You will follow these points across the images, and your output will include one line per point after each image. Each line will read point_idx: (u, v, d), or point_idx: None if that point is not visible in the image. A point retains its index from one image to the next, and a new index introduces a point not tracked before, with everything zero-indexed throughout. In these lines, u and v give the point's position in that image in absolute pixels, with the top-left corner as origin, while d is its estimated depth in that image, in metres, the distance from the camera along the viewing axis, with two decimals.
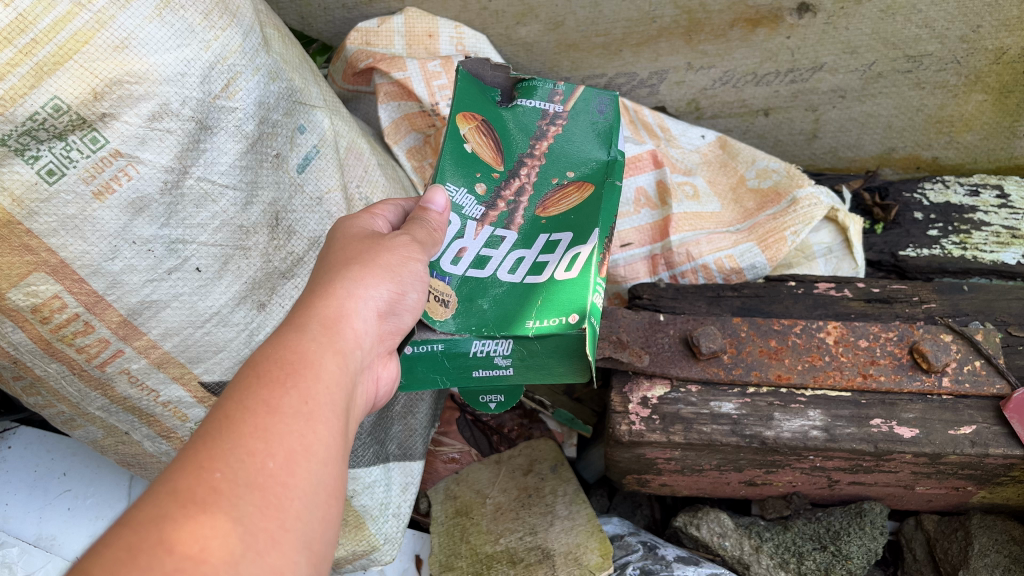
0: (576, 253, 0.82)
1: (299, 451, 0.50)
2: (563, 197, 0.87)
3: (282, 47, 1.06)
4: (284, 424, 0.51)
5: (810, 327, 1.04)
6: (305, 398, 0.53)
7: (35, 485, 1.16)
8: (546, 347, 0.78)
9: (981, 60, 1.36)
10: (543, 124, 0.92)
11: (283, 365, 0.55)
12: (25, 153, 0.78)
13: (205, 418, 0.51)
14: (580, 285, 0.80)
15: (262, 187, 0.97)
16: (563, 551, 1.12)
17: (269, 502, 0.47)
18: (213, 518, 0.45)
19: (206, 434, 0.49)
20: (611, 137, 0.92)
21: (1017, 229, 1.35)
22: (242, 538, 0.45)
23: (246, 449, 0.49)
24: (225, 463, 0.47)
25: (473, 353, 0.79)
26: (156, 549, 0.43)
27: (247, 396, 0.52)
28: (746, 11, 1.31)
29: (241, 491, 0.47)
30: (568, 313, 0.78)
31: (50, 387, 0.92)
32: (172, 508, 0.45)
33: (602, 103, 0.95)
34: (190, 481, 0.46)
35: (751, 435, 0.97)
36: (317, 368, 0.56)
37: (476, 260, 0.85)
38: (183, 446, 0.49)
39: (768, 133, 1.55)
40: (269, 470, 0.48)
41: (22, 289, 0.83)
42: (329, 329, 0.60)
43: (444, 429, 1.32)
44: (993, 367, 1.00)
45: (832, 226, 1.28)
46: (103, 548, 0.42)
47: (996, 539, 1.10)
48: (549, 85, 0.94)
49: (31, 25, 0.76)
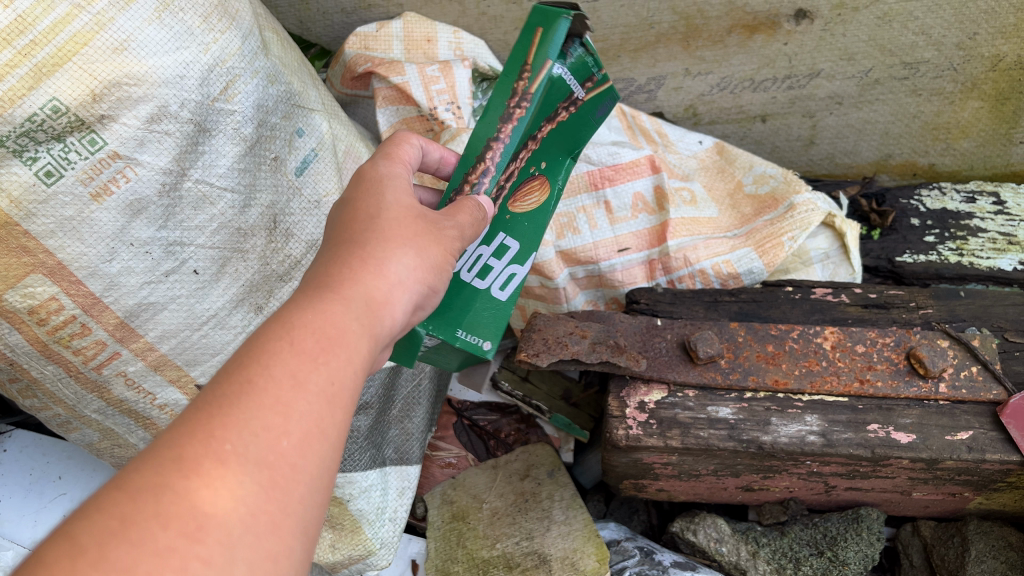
0: (513, 273, 0.86)
1: (314, 434, 0.50)
2: (527, 192, 0.87)
3: (281, 50, 1.07)
4: (305, 403, 0.50)
5: (807, 332, 1.04)
6: (331, 379, 0.53)
7: (30, 488, 1.15)
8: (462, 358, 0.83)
9: (978, 67, 1.37)
10: (561, 106, 0.82)
11: (318, 338, 0.53)
12: (23, 155, 0.79)
13: (226, 380, 0.50)
14: (504, 308, 0.85)
15: (260, 190, 0.98)
16: (559, 556, 1.12)
17: (274, 484, 0.47)
18: (213, 494, 0.44)
19: (224, 400, 0.48)
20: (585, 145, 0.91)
21: (1014, 236, 1.35)
22: (242, 519, 0.45)
23: (261, 424, 0.48)
24: (237, 435, 0.47)
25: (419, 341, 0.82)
26: (151, 520, 0.42)
27: (276, 365, 0.51)
28: (744, 17, 1.32)
29: (248, 468, 0.46)
30: (483, 339, 0.83)
31: (46, 390, 0.92)
32: (173, 477, 0.44)
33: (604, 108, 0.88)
34: (198, 450, 0.46)
35: (749, 440, 0.97)
36: (350, 348, 0.55)
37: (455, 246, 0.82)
38: (198, 407, 0.48)
39: (765, 139, 1.56)
40: (281, 449, 0.48)
41: (19, 290, 0.83)
42: (372, 310, 0.58)
43: (441, 434, 1.32)
44: (989, 372, 1.00)
45: (829, 231, 1.27)
46: (95, 513, 0.42)
47: (992, 545, 1.10)
48: (594, 69, 0.82)
49: (31, 27, 0.76)
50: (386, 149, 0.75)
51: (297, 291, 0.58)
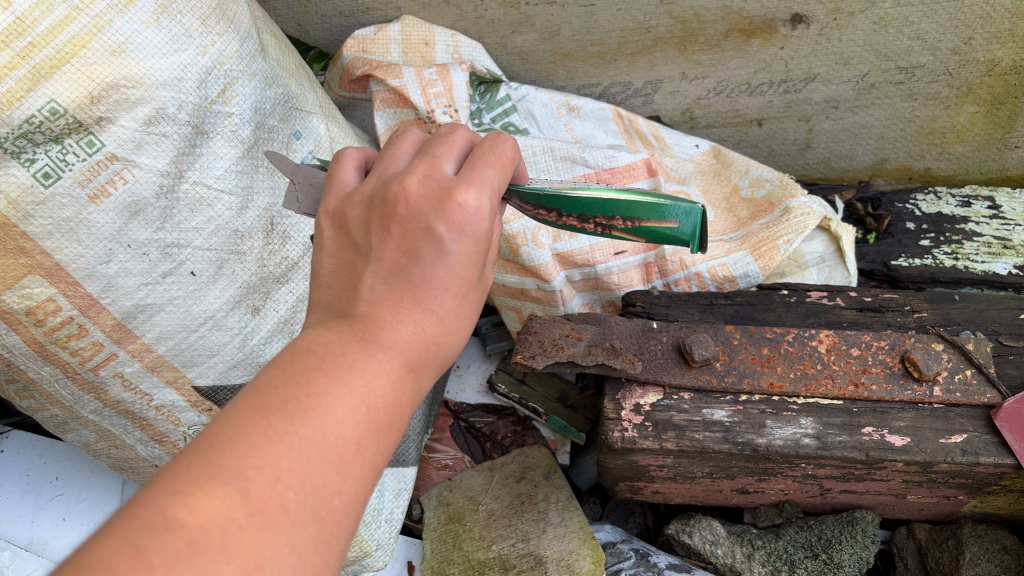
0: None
1: (360, 497, 0.50)
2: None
3: (279, 53, 1.07)
4: (361, 466, 0.50)
5: (802, 335, 1.05)
6: (384, 450, 0.52)
7: (27, 490, 1.15)
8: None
9: (973, 72, 1.37)
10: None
11: (387, 405, 0.52)
12: (21, 156, 0.79)
13: (300, 418, 0.47)
14: None
15: (258, 192, 0.98)
16: (555, 558, 1.12)
17: (322, 541, 0.46)
18: (272, 538, 0.44)
19: (296, 441, 0.46)
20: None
21: (1009, 240, 1.36)
22: (293, 567, 0.44)
23: (323, 479, 0.47)
24: (301, 484, 0.46)
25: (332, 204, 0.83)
26: (216, 552, 0.41)
27: (349, 425, 0.49)
28: (740, 21, 1.33)
29: (304, 519, 0.45)
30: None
31: (43, 390, 0.92)
32: (238, 512, 0.43)
33: None
34: (265, 491, 0.44)
35: (744, 443, 0.98)
36: (404, 415, 0.54)
37: None
38: (268, 438, 0.46)
39: (761, 142, 1.57)
40: (333, 506, 0.47)
41: (16, 292, 0.83)
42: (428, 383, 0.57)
43: (438, 436, 1.32)
44: (983, 376, 1.00)
45: (825, 235, 1.27)
46: (163, 531, 0.41)
47: (987, 548, 1.10)
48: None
49: (29, 29, 0.76)
50: (487, 164, 0.59)
51: (371, 325, 0.55)
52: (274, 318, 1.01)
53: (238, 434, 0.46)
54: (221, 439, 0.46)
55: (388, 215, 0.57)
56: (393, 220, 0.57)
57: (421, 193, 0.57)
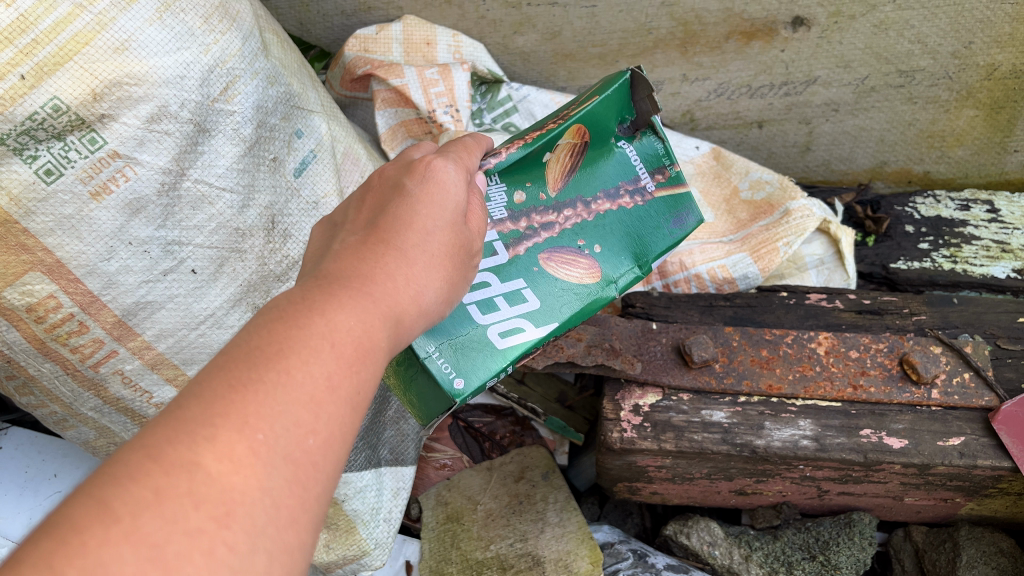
0: (520, 325, 0.80)
1: (338, 438, 0.48)
2: (570, 262, 0.83)
3: (281, 52, 1.07)
4: (335, 407, 0.48)
5: (801, 336, 1.05)
6: (359, 387, 0.50)
7: (25, 486, 1.15)
8: (427, 376, 0.76)
9: (973, 75, 1.38)
10: (623, 187, 0.86)
11: (357, 343, 0.51)
12: (24, 153, 0.79)
13: (265, 364, 0.47)
14: (493, 358, 0.78)
15: (259, 190, 0.98)
16: (553, 558, 1.12)
17: (297, 482, 0.45)
18: (243, 482, 0.42)
19: (263, 385, 0.46)
20: (654, 255, 0.85)
21: (1007, 244, 1.36)
22: (266, 511, 0.43)
23: (294, 418, 0.46)
24: (270, 427, 0.44)
25: None
26: (185, 500, 0.40)
27: (316, 363, 0.48)
28: (742, 23, 1.33)
29: (277, 461, 0.44)
30: (457, 375, 0.76)
31: (43, 387, 0.92)
32: (206, 457, 0.42)
33: (685, 219, 0.86)
34: (232, 435, 0.43)
35: (742, 444, 0.98)
36: (378, 355, 0.53)
37: (485, 301, 0.79)
38: (233, 387, 0.45)
39: (761, 145, 1.56)
40: (307, 448, 0.46)
41: (17, 288, 0.83)
42: (402, 322, 0.56)
43: (437, 435, 1.32)
44: (981, 379, 1.01)
45: (824, 238, 1.28)
46: (129, 482, 0.40)
47: (984, 550, 1.10)
48: (666, 160, 0.86)
49: (32, 26, 0.77)
50: (455, 149, 0.73)
51: (336, 274, 0.55)
52: None
53: (203, 387, 0.45)
54: (186, 396, 0.45)
55: (364, 193, 0.66)
56: (366, 193, 0.65)
57: (389, 168, 0.68)
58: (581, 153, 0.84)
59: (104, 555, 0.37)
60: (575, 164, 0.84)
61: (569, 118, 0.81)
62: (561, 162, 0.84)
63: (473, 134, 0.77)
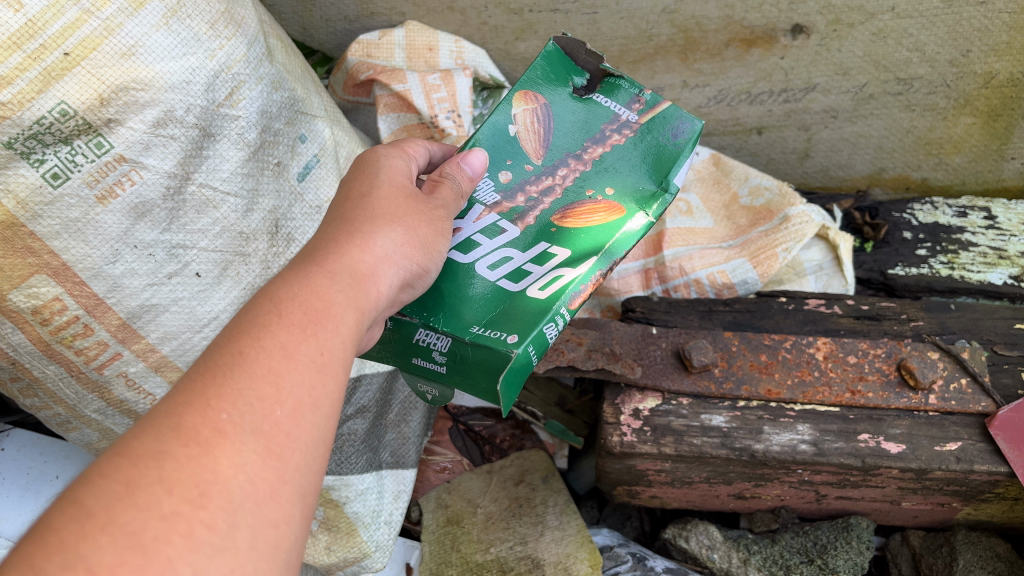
0: (558, 275, 0.76)
1: (306, 404, 0.50)
2: (587, 211, 0.81)
3: (285, 57, 1.08)
4: (296, 373, 0.50)
5: (800, 342, 1.06)
6: (321, 349, 0.53)
7: (27, 488, 1.15)
8: (480, 352, 0.69)
9: (970, 83, 1.39)
10: (606, 128, 0.87)
11: (307, 310, 0.54)
12: (31, 157, 0.80)
13: (218, 353, 0.50)
14: (544, 309, 0.72)
15: (262, 194, 0.99)
16: (552, 561, 1.13)
17: (272, 451, 0.46)
18: (213, 461, 0.44)
19: (221, 370, 0.49)
20: (669, 168, 0.83)
21: (1004, 251, 1.37)
22: (242, 486, 0.44)
23: (256, 392, 0.48)
24: (232, 406, 0.47)
25: (418, 341, 0.73)
26: (155, 487, 0.42)
27: (266, 336, 0.51)
28: (742, 31, 1.35)
29: (246, 435, 0.46)
30: (508, 333, 0.69)
31: (47, 389, 0.92)
32: (172, 445, 0.44)
33: (680, 129, 0.86)
34: (196, 419, 0.45)
35: (740, 448, 0.99)
36: (336, 317, 0.55)
37: (514, 272, 0.76)
38: (191, 379, 0.48)
39: (761, 151, 1.57)
40: (275, 418, 0.48)
41: (23, 291, 0.84)
42: (358, 283, 0.59)
43: (437, 439, 1.32)
44: (978, 385, 1.02)
45: (823, 244, 1.29)
46: (100, 480, 0.41)
47: (981, 555, 1.11)
48: (635, 90, 0.89)
49: (40, 31, 0.77)
50: (396, 144, 0.79)
51: (283, 269, 0.59)
52: None
53: (168, 391, 0.48)
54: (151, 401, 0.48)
55: None
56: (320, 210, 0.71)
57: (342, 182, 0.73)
58: (545, 115, 0.86)
59: (82, 548, 0.39)
60: (545, 127, 0.86)
61: (510, 92, 0.86)
62: (530, 131, 0.86)
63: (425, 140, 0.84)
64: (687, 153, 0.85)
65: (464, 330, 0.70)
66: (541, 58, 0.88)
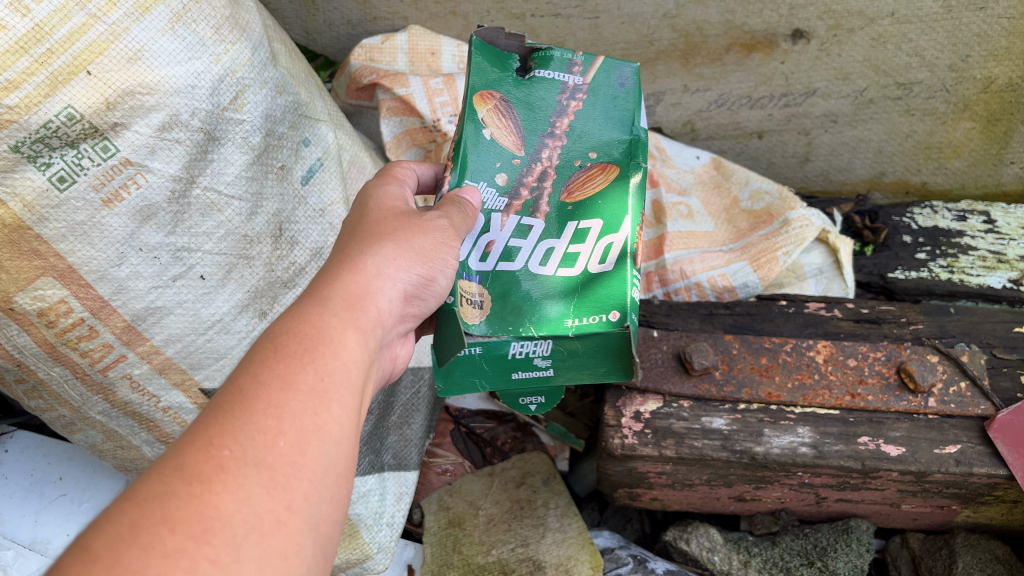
0: (608, 244, 0.83)
1: (310, 431, 0.51)
2: (587, 179, 0.84)
3: (289, 61, 1.09)
4: (297, 402, 0.51)
5: (800, 345, 1.07)
6: (321, 375, 0.54)
7: (31, 489, 1.16)
8: (587, 344, 0.80)
9: (970, 88, 1.40)
10: (562, 98, 0.86)
11: (303, 338, 0.55)
12: (37, 160, 0.80)
13: (219, 392, 0.51)
14: (618, 280, 0.81)
15: (266, 198, 1.00)
16: (553, 563, 1.14)
17: (276, 482, 0.47)
18: (216, 497, 0.45)
19: (221, 408, 0.50)
20: (633, 115, 0.87)
21: (1003, 255, 1.38)
22: (246, 519, 0.45)
23: (256, 425, 0.49)
24: (234, 442, 0.48)
25: (514, 354, 0.80)
26: (159, 527, 0.43)
27: (264, 369, 0.52)
28: (742, 35, 1.36)
29: (248, 469, 0.47)
30: (608, 312, 0.80)
31: (52, 391, 0.93)
32: (175, 486, 0.45)
33: (624, 75, 0.88)
34: (197, 457, 0.46)
35: (741, 451, 0.99)
36: (333, 343, 0.56)
37: (565, 258, 0.83)
38: (193, 420, 0.49)
39: (761, 155, 1.58)
40: (279, 450, 0.49)
41: (29, 293, 0.84)
42: (353, 306, 0.60)
43: (439, 440, 1.32)
44: (977, 388, 1.02)
45: (823, 247, 1.30)
46: (104, 524, 0.42)
47: (980, 557, 1.11)
48: (568, 54, 0.87)
49: (47, 36, 0.78)
50: (390, 168, 0.82)
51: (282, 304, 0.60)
52: None
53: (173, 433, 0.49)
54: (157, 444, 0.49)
55: None
56: None
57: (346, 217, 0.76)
58: (506, 109, 0.84)
59: None
60: (512, 119, 0.84)
61: (465, 99, 0.82)
62: (501, 128, 0.84)
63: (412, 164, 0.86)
64: (641, 96, 0.88)
65: (566, 328, 0.79)
66: (472, 52, 0.83)
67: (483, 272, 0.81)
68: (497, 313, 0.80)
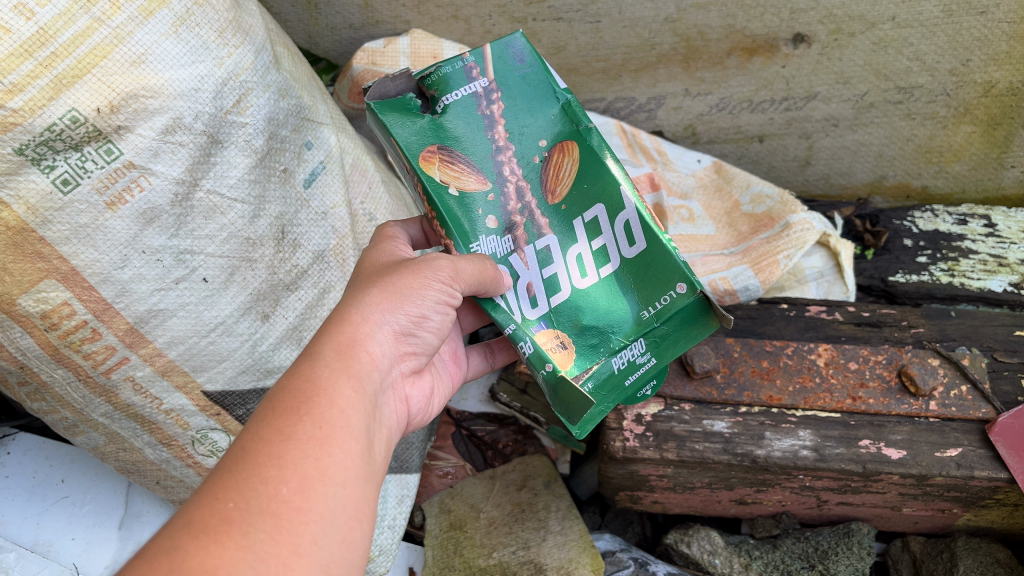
0: (626, 221, 0.80)
1: (313, 476, 0.54)
2: (557, 169, 0.83)
3: (292, 65, 1.09)
4: (296, 451, 0.54)
5: (801, 348, 1.07)
6: (319, 423, 0.57)
7: (33, 492, 1.16)
8: (671, 315, 0.79)
9: (970, 93, 1.41)
10: (483, 111, 0.83)
11: (298, 392, 0.58)
12: (42, 163, 0.81)
13: (225, 451, 0.55)
14: (657, 249, 0.79)
15: (269, 201, 1.00)
16: (555, 565, 1.14)
17: (280, 528, 0.51)
18: (222, 548, 0.48)
19: (225, 466, 0.54)
20: (549, 84, 0.85)
21: (1004, 258, 1.38)
22: (251, 566, 0.48)
23: (258, 477, 0.52)
24: (238, 494, 0.51)
25: (618, 367, 0.80)
26: None
27: (264, 426, 0.56)
28: (743, 40, 1.36)
29: (251, 518, 0.50)
30: (675, 284, 0.78)
31: (55, 393, 0.94)
32: (186, 540, 0.49)
33: (516, 49, 0.85)
34: (204, 513, 0.50)
35: (743, 454, 0.99)
36: (328, 393, 0.59)
37: (598, 257, 0.82)
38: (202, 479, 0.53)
39: (762, 158, 1.58)
40: (282, 498, 0.52)
41: (33, 296, 0.85)
42: (344, 356, 0.63)
43: (440, 443, 1.33)
44: (978, 392, 1.03)
45: (824, 251, 1.30)
46: None
47: (981, 561, 1.11)
48: (456, 64, 0.83)
49: (52, 39, 0.78)
50: (379, 231, 0.85)
51: None
52: (284, 325, 1.03)
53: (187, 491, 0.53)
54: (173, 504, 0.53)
55: None
56: None
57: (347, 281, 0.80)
58: (450, 155, 0.82)
59: None
60: (460, 159, 0.82)
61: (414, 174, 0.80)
62: (459, 178, 0.82)
63: (396, 225, 0.88)
64: (542, 61, 0.86)
65: (648, 319, 0.79)
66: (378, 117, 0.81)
67: (543, 316, 0.81)
68: (582, 344, 0.80)
